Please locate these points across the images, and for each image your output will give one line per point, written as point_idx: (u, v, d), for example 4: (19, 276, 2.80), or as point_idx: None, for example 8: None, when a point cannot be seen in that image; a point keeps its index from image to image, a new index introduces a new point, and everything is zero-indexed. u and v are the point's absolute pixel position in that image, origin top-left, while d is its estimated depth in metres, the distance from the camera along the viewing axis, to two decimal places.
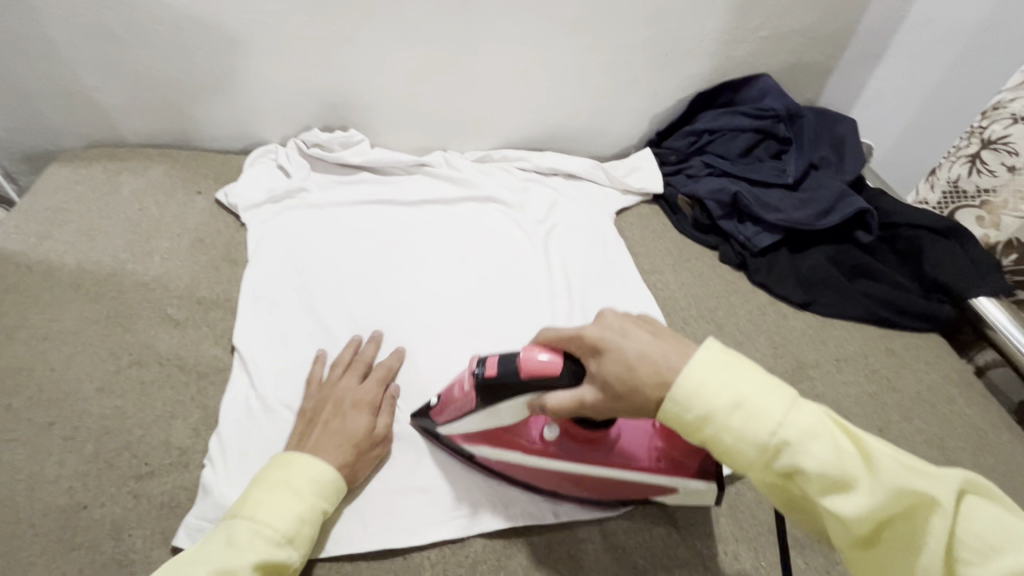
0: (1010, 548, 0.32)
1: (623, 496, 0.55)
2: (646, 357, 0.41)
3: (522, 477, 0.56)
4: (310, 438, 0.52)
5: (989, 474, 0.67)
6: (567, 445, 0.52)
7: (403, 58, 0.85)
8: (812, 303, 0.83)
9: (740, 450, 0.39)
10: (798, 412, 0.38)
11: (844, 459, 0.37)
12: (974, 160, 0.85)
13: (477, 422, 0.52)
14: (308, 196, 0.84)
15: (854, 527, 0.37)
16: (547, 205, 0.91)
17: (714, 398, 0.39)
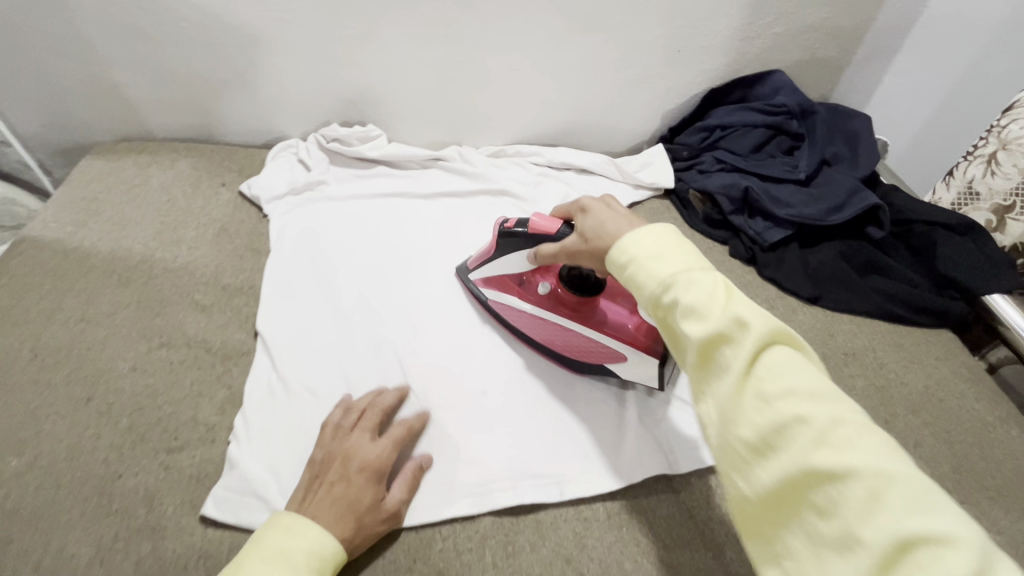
0: (798, 376, 0.38)
1: (580, 359, 0.67)
2: (613, 220, 0.53)
3: (514, 327, 0.70)
4: (314, 498, 0.50)
5: (996, 468, 0.67)
6: (555, 302, 0.67)
7: (419, 55, 0.87)
8: (821, 298, 0.84)
9: (642, 278, 0.47)
10: (690, 259, 0.45)
11: (712, 296, 0.42)
12: (990, 160, 0.83)
13: (493, 265, 0.70)
14: (327, 188, 0.87)
15: (697, 346, 0.41)
16: (559, 198, 0.93)
17: (642, 245, 0.48)
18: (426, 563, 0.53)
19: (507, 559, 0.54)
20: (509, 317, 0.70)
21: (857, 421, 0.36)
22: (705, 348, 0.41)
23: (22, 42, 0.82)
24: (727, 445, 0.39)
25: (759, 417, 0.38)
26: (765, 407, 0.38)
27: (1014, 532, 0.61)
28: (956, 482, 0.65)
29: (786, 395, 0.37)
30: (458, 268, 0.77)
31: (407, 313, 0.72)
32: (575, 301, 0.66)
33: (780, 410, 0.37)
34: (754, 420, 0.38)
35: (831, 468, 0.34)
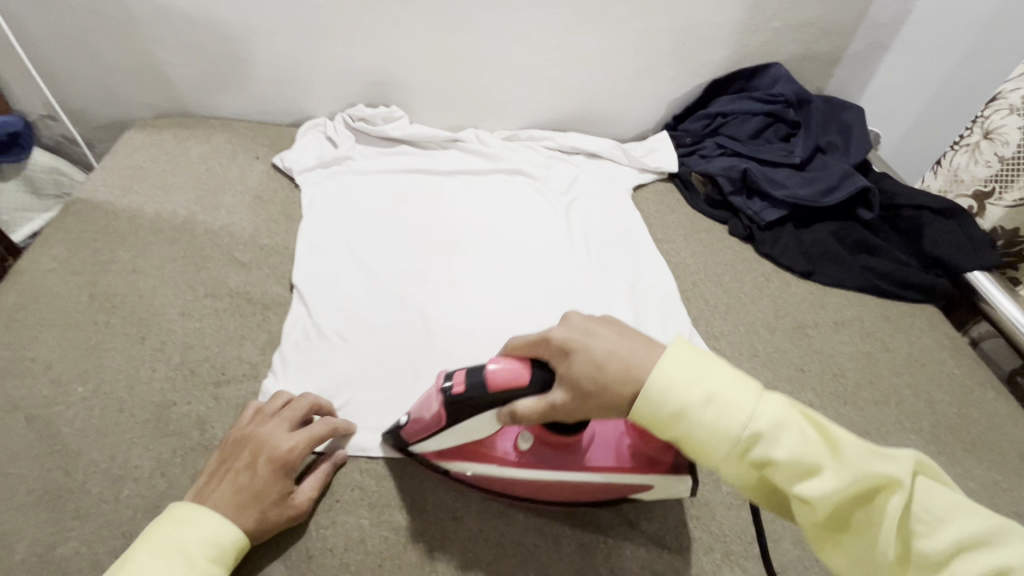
0: (957, 523, 0.37)
1: (595, 498, 0.56)
2: (612, 356, 0.45)
3: (500, 491, 0.56)
4: (217, 485, 0.49)
5: (970, 424, 0.73)
6: (541, 453, 0.53)
7: (441, 41, 0.94)
8: (812, 273, 0.89)
9: (711, 443, 0.42)
10: (769, 406, 0.42)
11: (811, 447, 0.40)
12: (974, 149, 0.89)
13: (449, 438, 0.52)
14: (353, 163, 0.93)
15: (820, 509, 0.40)
16: (569, 178, 0.99)
17: (687, 392, 0.42)
18: (449, 486, 0.59)
19: None
20: (489, 480, 0.56)
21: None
22: (836, 506, 0.40)
23: (74, 21, 0.88)
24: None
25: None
26: (939, 570, 0.36)
27: (984, 478, 0.67)
28: (933, 435, 0.71)
29: (956, 550, 0.36)
30: (386, 435, 0.58)
31: (428, 276, 0.78)
32: (564, 443, 0.52)
33: (955, 570, 0.36)
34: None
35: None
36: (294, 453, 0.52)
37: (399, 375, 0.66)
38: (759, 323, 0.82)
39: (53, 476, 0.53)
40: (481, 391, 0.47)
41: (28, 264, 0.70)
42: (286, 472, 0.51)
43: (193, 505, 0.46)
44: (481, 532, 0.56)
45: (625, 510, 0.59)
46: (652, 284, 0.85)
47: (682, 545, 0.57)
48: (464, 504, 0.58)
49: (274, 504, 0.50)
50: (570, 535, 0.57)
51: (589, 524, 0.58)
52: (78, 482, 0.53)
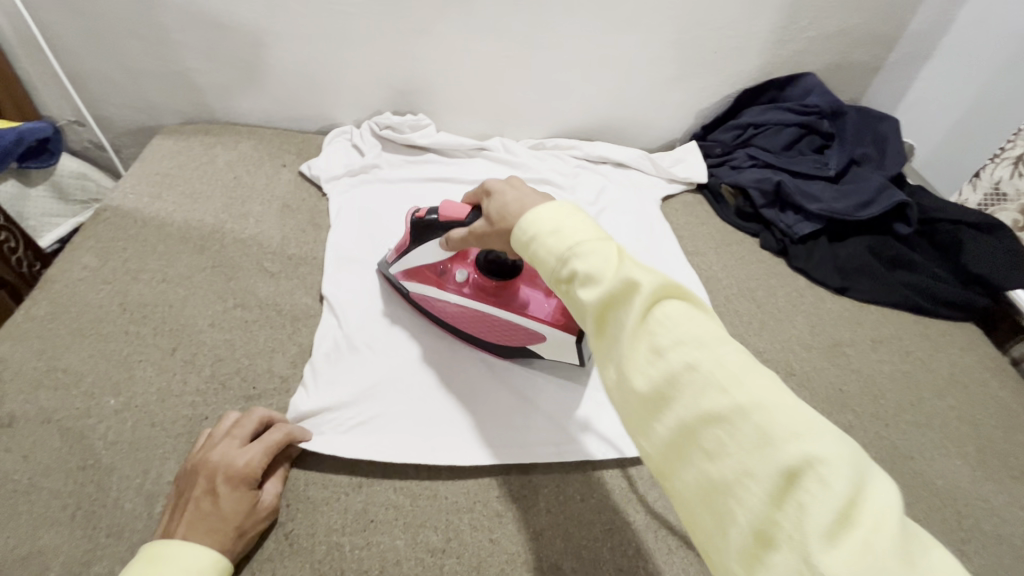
0: (688, 326, 0.34)
1: (505, 343, 0.67)
2: (516, 198, 0.49)
3: (437, 314, 0.69)
4: (181, 520, 0.47)
5: (1018, 449, 0.70)
6: (472, 289, 0.65)
7: (469, 49, 0.93)
8: (848, 289, 0.87)
9: (541, 256, 0.43)
10: (592, 231, 0.42)
11: (604, 261, 0.39)
12: (1018, 162, 0.87)
13: (409, 255, 0.66)
14: (380, 171, 0.92)
15: (591, 314, 0.39)
16: (597, 189, 0.98)
17: (542, 214, 0.44)
18: (485, 506, 0.58)
19: (558, 505, 0.58)
20: (429, 306, 0.69)
21: (745, 358, 0.33)
22: (601, 313, 0.38)
23: (105, 28, 0.88)
24: (627, 401, 0.36)
25: (651, 369, 0.34)
26: (656, 359, 0.34)
27: None
28: (980, 460, 0.68)
29: (675, 347, 0.34)
30: (380, 264, 0.74)
31: None
32: (493, 285, 0.64)
33: (671, 361, 0.33)
34: (643, 369, 0.35)
35: (719, 411, 0.31)
36: (253, 466, 0.51)
37: (430, 389, 0.65)
38: (794, 339, 0.80)
39: (85, 492, 0.52)
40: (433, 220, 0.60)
41: (59, 272, 0.70)
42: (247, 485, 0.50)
43: (165, 543, 0.45)
44: (517, 554, 0.55)
45: (663, 533, 0.58)
46: None
47: None
48: (500, 523, 0.56)
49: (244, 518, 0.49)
50: (608, 559, 0.55)
51: (626, 547, 0.56)
52: (111, 497, 0.52)
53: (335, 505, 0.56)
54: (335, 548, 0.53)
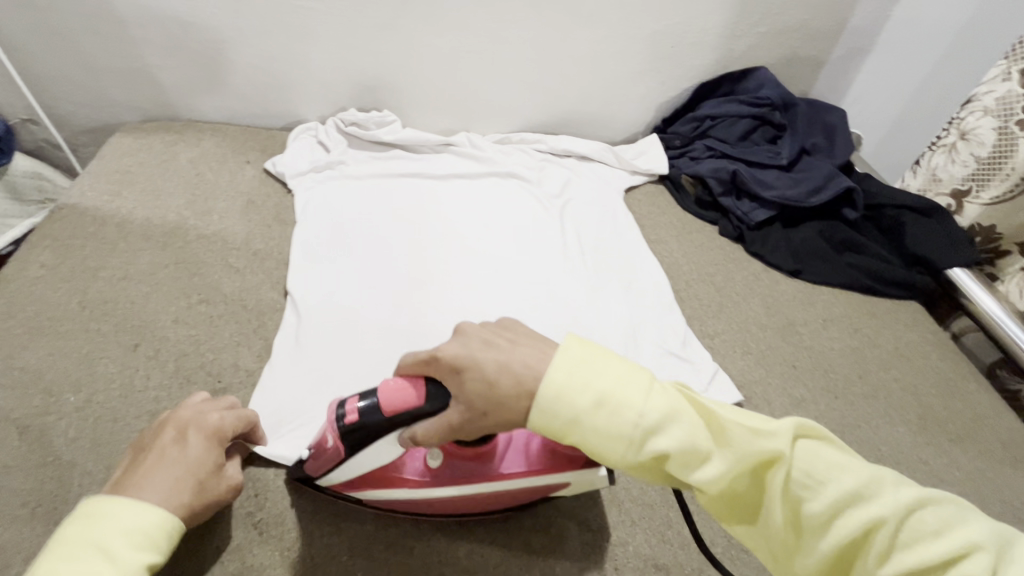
0: (838, 481, 0.37)
1: (519, 501, 0.55)
2: (502, 370, 0.42)
3: (428, 510, 0.54)
4: (139, 470, 0.46)
5: (956, 415, 0.74)
6: (454, 467, 0.51)
7: (433, 45, 0.94)
8: (801, 271, 0.91)
9: (606, 440, 0.40)
10: (641, 386, 0.41)
11: (695, 433, 0.40)
12: (951, 150, 0.92)
13: (356, 467, 0.51)
14: (346, 167, 0.93)
15: (717, 493, 0.40)
16: (562, 181, 1.00)
17: (572, 396, 0.40)
18: None
19: None
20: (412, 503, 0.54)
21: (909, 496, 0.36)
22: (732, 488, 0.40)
23: (60, 24, 0.87)
24: (795, 568, 0.39)
25: (820, 541, 0.37)
26: (826, 527, 0.37)
27: (971, 468, 0.69)
28: (922, 427, 0.72)
29: (839, 509, 0.36)
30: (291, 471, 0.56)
31: (422, 279, 0.78)
32: (474, 453, 0.50)
33: (842, 526, 0.36)
34: (814, 541, 0.37)
35: (916, 568, 0.35)
36: (223, 425, 0.52)
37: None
38: (751, 321, 0.84)
39: (45, 489, 0.51)
40: (370, 412, 0.47)
41: (15, 271, 0.68)
42: (213, 442, 0.50)
43: (103, 496, 0.42)
44: (484, 533, 0.56)
45: (626, 507, 0.60)
46: (645, 284, 0.86)
47: (681, 540, 0.58)
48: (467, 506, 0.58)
49: (207, 474, 0.48)
50: (574, 534, 0.57)
51: (591, 522, 0.58)
52: (72, 494, 0.51)
53: (303, 493, 0.57)
54: (303, 536, 0.54)
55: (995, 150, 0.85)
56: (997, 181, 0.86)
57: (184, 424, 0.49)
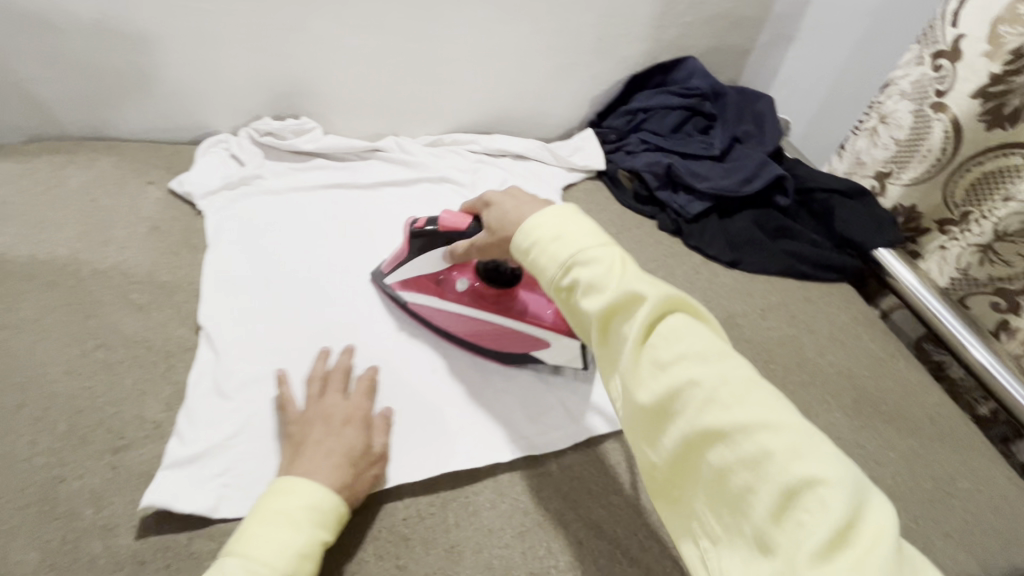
0: (693, 342, 0.42)
1: (509, 350, 0.71)
2: (516, 208, 0.56)
3: (440, 326, 0.72)
4: (301, 458, 0.53)
5: (888, 394, 0.77)
6: (474, 296, 0.70)
7: (351, 45, 0.88)
8: (738, 262, 0.92)
9: (543, 262, 0.51)
10: (585, 236, 0.50)
11: (607, 271, 0.47)
12: (873, 134, 0.95)
13: (411, 267, 0.70)
14: (264, 181, 0.87)
15: (595, 322, 0.47)
16: (497, 183, 0.97)
17: (544, 229, 0.52)
18: (393, 531, 0.56)
19: (468, 516, 0.58)
20: (430, 313, 0.72)
21: (747, 377, 0.40)
22: (607, 322, 0.46)
23: None
24: (634, 410, 0.45)
25: (655, 382, 0.43)
26: (661, 374, 0.42)
27: (905, 447, 0.71)
28: (856, 410, 0.74)
29: (679, 359, 0.42)
30: (374, 273, 0.76)
31: (352, 300, 0.74)
32: (496, 293, 0.70)
33: (674, 375, 0.42)
34: (650, 385, 0.43)
35: (725, 428, 0.39)
36: (358, 411, 0.59)
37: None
38: None
39: None
40: (434, 230, 0.64)
41: None
42: (358, 426, 0.57)
43: (285, 478, 0.50)
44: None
45: (572, 528, 0.59)
46: None
47: (631, 557, 0.58)
48: (407, 547, 0.55)
49: (360, 457, 0.55)
50: (520, 563, 0.56)
51: (537, 549, 0.57)
52: None
53: None
54: None
55: (913, 132, 0.88)
56: (916, 163, 0.89)
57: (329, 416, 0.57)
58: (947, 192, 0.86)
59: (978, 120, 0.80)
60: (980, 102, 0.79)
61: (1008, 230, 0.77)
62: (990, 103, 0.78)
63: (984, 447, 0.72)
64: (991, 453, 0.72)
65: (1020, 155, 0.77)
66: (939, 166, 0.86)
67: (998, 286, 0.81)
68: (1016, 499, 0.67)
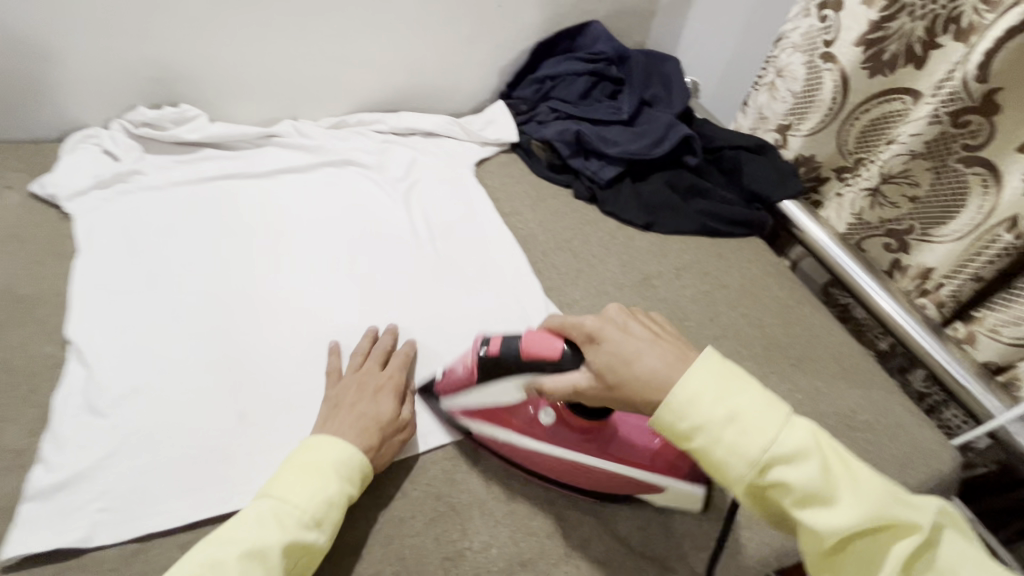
0: (961, 568, 0.41)
1: (606, 491, 0.59)
2: (636, 355, 0.50)
3: (519, 463, 0.60)
4: (332, 420, 0.56)
5: (796, 339, 0.80)
6: (563, 430, 0.58)
7: (228, 22, 0.82)
8: (653, 224, 0.93)
9: (738, 462, 0.45)
10: (782, 424, 0.45)
11: (828, 480, 0.43)
12: (771, 88, 0.97)
13: (480, 397, 0.59)
14: (143, 177, 0.79)
15: (826, 540, 0.43)
16: (406, 163, 0.94)
17: (719, 417, 0.46)
18: None
19: (379, 509, 0.56)
20: (510, 445, 0.60)
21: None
22: (843, 542, 0.43)
23: None
24: None
25: None
26: None
27: (810, 388, 0.74)
28: (766, 357, 0.77)
29: None
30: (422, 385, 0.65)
31: (250, 300, 0.69)
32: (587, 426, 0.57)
33: None
34: None
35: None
36: (394, 379, 0.62)
37: (223, 421, 0.57)
38: (609, 282, 0.84)
39: None
40: (513, 356, 0.54)
41: None
42: (390, 394, 0.60)
43: (316, 435, 0.54)
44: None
45: (489, 507, 0.58)
46: (500, 261, 0.83)
47: (549, 529, 0.57)
48: None
49: (389, 424, 0.58)
50: (433, 549, 0.54)
51: (452, 532, 0.56)
52: None
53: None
54: None
55: (807, 84, 0.90)
56: (812, 114, 0.91)
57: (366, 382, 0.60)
58: (841, 140, 0.90)
59: (861, 68, 0.83)
60: (863, 50, 0.82)
61: (892, 172, 0.80)
62: (870, 50, 0.81)
63: (882, 380, 0.76)
64: (887, 384, 0.76)
65: (901, 101, 0.81)
66: (832, 115, 0.89)
67: (888, 228, 0.85)
68: (909, 424, 0.71)
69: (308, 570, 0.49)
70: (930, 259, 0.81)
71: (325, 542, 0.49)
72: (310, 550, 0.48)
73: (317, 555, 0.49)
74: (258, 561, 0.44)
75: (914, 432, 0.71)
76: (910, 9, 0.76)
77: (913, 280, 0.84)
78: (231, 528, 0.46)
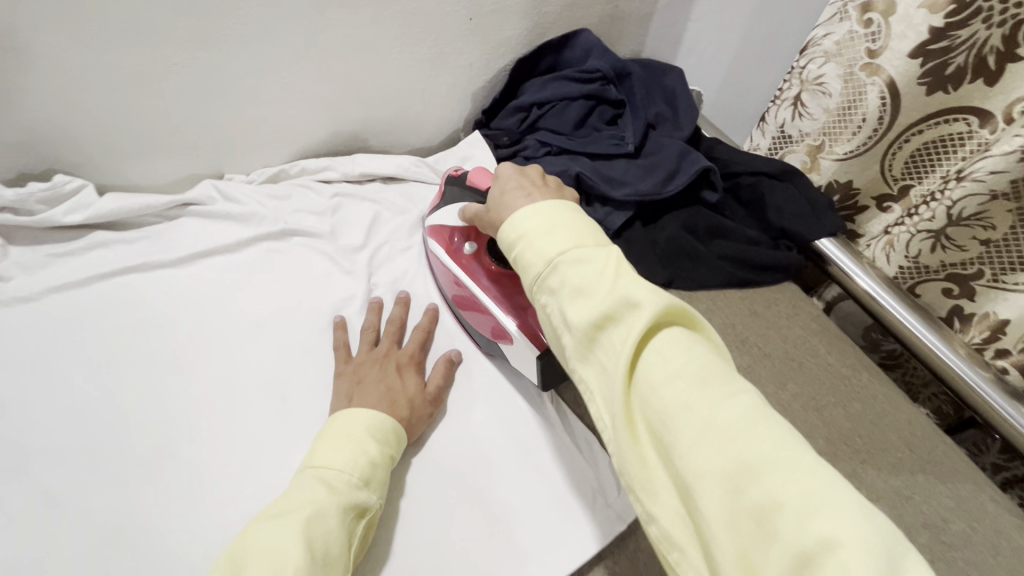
0: (690, 361, 0.39)
1: (479, 329, 0.67)
2: (514, 189, 0.56)
3: (439, 278, 0.72)
4: (353, 390, 0.59)
5: (858, 420, 0.66)
6: (477, 264, 0.67)
7: (106, 64, 0.59)
8: (674, 280, 0.77)
9: (529, 256, 0.48)
10: (577, 235, 0.48)
11: (594, 275, 0.44)
12: (796, 104, 0.83)
13: (440, 214, 0.72)
14: (8, 284, 0.62)
15: (577, 327, 0.43)
16: (366, 223, 0.76)
17: (531, 223, 0.49)
18: None
19: None
20: (438, 266, 0.72)
21: (751, 405, 0.36)
22: (591, 329, 0.43)
23: None
24: (619, 446, 0.40)
25: (650, 409, 0.39)
26: (656, 398, 0.38)
27: (888, 492, 0.61)
28: (831, 452, 0.63)
29: (678, 376, 0.38)
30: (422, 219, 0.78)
31: (166, 455, 0.55)
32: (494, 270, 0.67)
33: (670, 399, 0.38)
34: (648, 411, 0.39)
35: (730, 469, 0.34)
36: (412, 355, 0.65)
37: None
38: None
39: None
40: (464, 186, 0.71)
41: None
42: (412, 372, 0.63)
43: (342, 412, 0.56)
44: None
45: None
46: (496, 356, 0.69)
47: None
48: None
49: (416, 397, 0.60)
50: None
51: None
52: None
53: None
54: None
55: (844, 101, 0.75)
56: (848, 136, 0.77)
57: (390, 359, 0.63)
58: (886, 166, 0.76)
59: (917, 84, 0.68)
60: (919, 62, 0.67)
61: (963, 214, 0.67)
62: (929, 63, 0.66)
63: (968, 468, 0.63)
64: (975, 474, 0.63)
65: (965, 122, 0.66)
66: (876, 137, 0.74)
67: (950, 272, 0.72)
68: (1010, 530, 0.59)
69: (366, 532, 0.51)
70: (1005, 311, 0.69)
71: (375, 501, 0.51)
72: (364, 509, 0.50)
73: (372, 514, 0.51)
74: (322, 522, 0.45)
75: (1016, 539, 0.58)
76: (986, 13, 0.60)
77: (981, 332, 0.71)
78: (285, 502, 0.46)
